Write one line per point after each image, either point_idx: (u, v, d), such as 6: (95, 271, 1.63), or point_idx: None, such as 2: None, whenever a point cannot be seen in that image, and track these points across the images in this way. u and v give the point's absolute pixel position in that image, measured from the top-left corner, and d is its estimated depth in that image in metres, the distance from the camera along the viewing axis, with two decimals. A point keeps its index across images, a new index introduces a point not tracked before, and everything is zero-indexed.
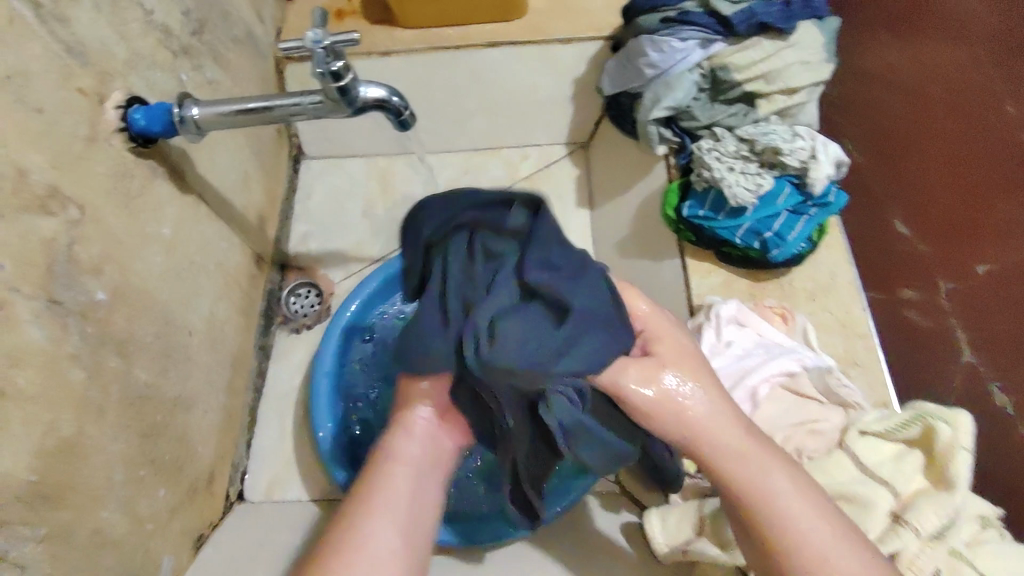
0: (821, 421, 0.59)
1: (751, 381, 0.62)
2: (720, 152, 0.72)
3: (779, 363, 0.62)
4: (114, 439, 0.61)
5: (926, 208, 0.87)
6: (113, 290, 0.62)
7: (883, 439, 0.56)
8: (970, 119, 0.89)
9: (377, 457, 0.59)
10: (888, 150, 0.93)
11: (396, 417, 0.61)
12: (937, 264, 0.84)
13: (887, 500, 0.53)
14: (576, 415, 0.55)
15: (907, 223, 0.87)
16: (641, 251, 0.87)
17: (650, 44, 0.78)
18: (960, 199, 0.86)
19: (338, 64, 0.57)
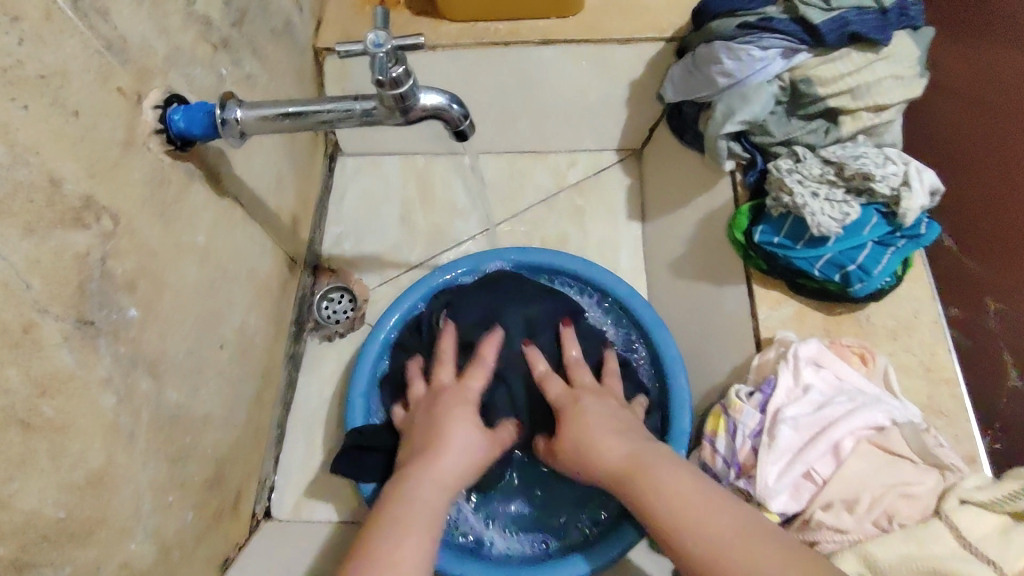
0: (914, 484, 0.53)
1: (837, 434, 0.56)
2: (801, 175, 0.66)
3: (866, 416, 0.56)
4: (143, 465, 0.57)
5: (989, 221, 0.73)
6: (146, 306, 0.58)
7: (988, 509, 0.51)
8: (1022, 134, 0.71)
9: (395, 510, 0.55)
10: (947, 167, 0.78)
11: (409, 475, 0.58)
12: (994, 283, 0.72)
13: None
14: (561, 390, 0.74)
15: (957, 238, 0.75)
16: (700, 272, 0.81)
17: (725, 51, 0.72)
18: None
19: (398, 71, 0.53)
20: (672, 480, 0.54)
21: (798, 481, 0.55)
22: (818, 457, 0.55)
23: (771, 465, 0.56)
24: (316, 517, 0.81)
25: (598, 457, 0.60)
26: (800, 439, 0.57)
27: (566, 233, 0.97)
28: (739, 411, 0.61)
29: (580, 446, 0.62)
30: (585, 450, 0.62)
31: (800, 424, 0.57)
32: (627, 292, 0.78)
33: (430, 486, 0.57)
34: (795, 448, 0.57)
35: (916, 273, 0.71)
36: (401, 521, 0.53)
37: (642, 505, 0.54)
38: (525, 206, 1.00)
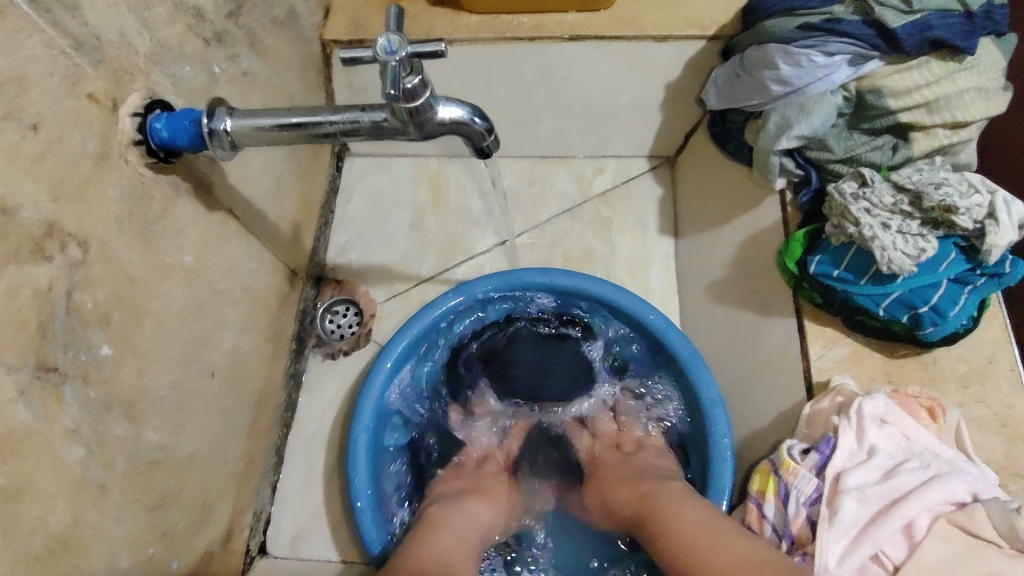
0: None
1: (910, 509, 0.48)
2: (870, 202, 0.58)
3: (943, 489, 0.49)
4: (119, 520, 0.50)
5: None
6: (122, 341, 0.51)
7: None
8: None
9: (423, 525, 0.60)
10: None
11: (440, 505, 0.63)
12: None
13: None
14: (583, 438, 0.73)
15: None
16: (740, 300, 0.73)
17: (783, 56, 0.64)
18: None
19: (413, 81, 0.45)
20: (676, 514, 0.55)
21: (866, 564, 0.49)
22: (890, 537, 0.48)
23: (828, 541, 0.49)
24: (313, 555, 0.75)
25: (612, 498, 0.63)
26: (866, 516, 0.49)
27: (591, 247, 0.89)
28: (793, 474, 0.54)
29: (598, 493, 0.64)
30: (603, 499, 0.64)
31: (866, 496, 0.50)
32: (663, 324, 0.70)
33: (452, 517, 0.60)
34: (858, 526, 0.49)
35: (990, 312, 0.63)
36: (428, 542, 0.56)
37: (654, 540, 0.56)
38: (547, 217, 0.92)
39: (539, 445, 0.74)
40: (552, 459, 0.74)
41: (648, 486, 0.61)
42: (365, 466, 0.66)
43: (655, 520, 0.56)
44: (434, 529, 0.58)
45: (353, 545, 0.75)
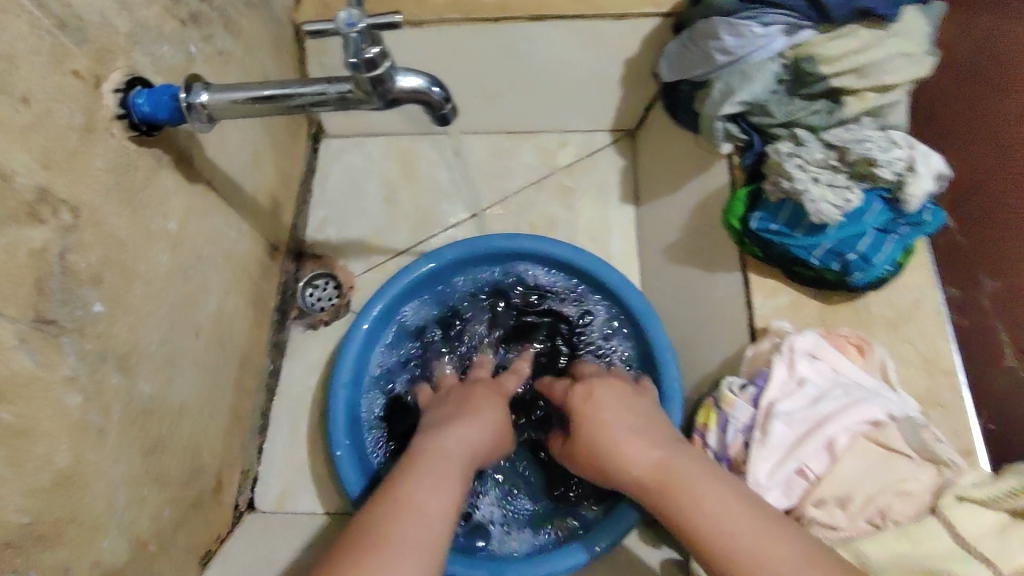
0: (909, 481, 0.52)
1: (830, 426, 0.54)
2: (802, 159, 0.63)
3: (862, 411, 0.54)
4: (115, 462, 0.55)
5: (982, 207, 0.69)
6: (114, 299, 0.55)
7: (979, 508, 0.49)
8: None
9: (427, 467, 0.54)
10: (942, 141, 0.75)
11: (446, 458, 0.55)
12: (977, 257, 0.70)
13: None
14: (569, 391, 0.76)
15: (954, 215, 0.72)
16: (691, 258, 0.79)
17: (727, 27, 0.68)
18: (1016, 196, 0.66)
19: (373, 51, 0.49)
20: (707, 491, 0.49)
21: (790, 481, 0.54)
22: (811, 454, 0.54)
23: (757, 462, 0.55)
24: (299, 508, 0.80)
25: (624, 453, 0.55)
26: (791, 437, 0.55)
27: (555, 215, 0.94)
28: (731, 406, 0.59)
29: (595, 439, 0.58)
30: (596, 445, 0.58)
31: (791, 419, 0.56)
32: (619, 280, 0.75)
33: (450, 457, 0.56)
34: (782, 449, 0.55)
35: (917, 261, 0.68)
36: (434, 496, 0.51)
37: (669, 512, 0.51)
38: (514, 188, 0.96)
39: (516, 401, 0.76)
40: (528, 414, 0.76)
41: (668, 446, 0.54)
42: (345, 420, 0.71)
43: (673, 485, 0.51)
44: (422, 474, 0.53)
45: (335, 498, 0.81)
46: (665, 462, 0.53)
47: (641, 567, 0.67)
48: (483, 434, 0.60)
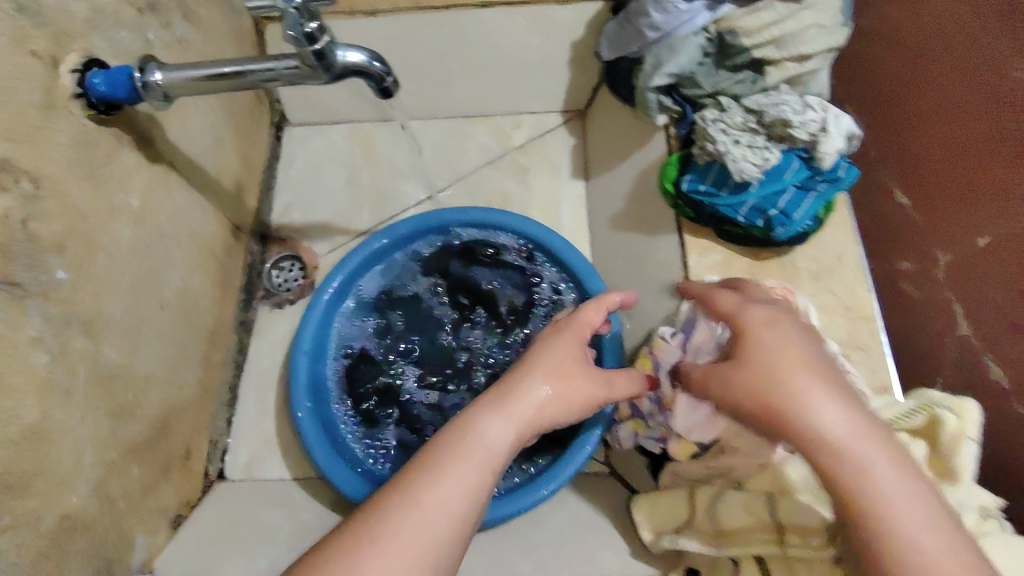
0: None
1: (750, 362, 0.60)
2: (725, 124, 0.68)
3: None
4: (82, 421, 0.59)
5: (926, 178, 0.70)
6: (78, 268, 0.58)
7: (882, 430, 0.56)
8: (967, 74, 0.65)
9: (454, 455, 0.48)
10: (887, 118, 0.76)
11: (469, 445, 0.48)
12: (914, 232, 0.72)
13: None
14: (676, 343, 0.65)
15: (909, 191, 0.73)
16: (634, 225, 0.84)
17: (654, 4, 0.73)
18: (960, 168, 0.66)
19: (312, 26, 0.53)
20: (893, 487, 0.42)
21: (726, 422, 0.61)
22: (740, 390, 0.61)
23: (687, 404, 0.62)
24: (268, 475, 0.83)
25: (803, 415, 0.45)
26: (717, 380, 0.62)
27: (509, 192, 0.99)
28: (662, 350, 0.66)
29: (768, 380, 0.46)
30: (763, 388, 0.46)
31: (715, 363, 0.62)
32: (565, 246, 0.80)
33: (493, 451, 0.49)
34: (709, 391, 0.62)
35: (839, 218, 0.73)
36: (442, 487, 0.46)
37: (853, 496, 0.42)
38: (470, 168, 1.01)
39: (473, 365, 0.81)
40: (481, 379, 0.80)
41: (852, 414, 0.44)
42: (306, 386, 0.75)
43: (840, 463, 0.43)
44: (456, 474, 0.47)
45: (303, 465, 0.84)
46: (846, 433, 0.44)
47: (590, 511, 0.71)
48: (538, 409, 0.52)
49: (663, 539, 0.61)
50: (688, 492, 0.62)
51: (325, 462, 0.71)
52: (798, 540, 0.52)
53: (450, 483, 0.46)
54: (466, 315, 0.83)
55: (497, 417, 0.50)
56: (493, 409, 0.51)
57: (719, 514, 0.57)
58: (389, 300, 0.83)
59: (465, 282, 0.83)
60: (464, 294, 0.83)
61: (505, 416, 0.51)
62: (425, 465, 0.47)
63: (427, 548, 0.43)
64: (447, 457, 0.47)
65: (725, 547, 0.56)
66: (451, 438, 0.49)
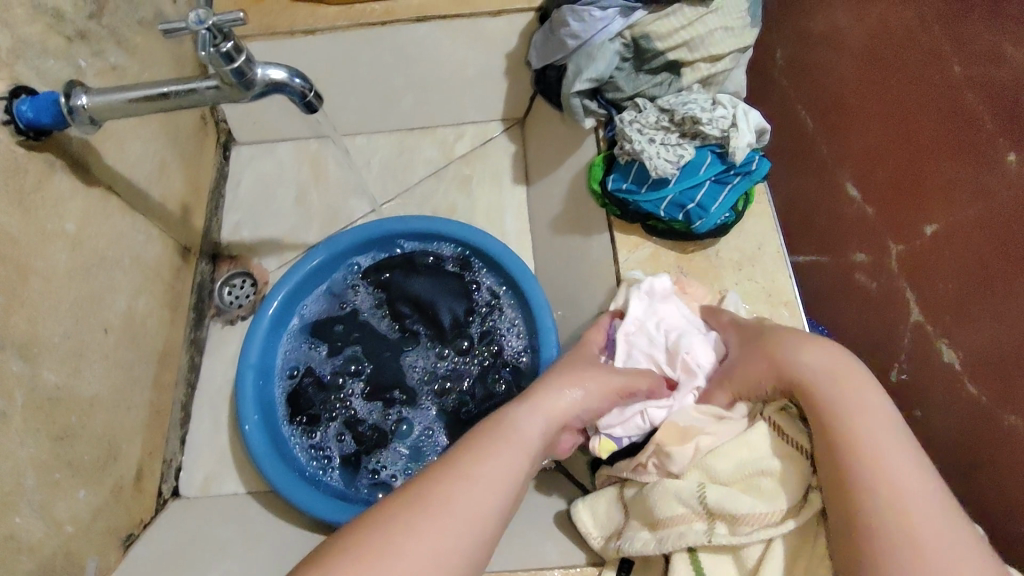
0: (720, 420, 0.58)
1: (683, 356, 0.64)
2: (641, 124, 0.72)
3: (698, 352, 0.65)
4: (21, 445, 0.59)
5: (877, 164, 0.76)
6: (10, 293, 0.59)
7: (797, 422, 0.55)
8: (913, 70, 0.74)
9: (499, 435, 0.51)
10: (837, 120, 0.82)
11: (504, 431, 0.52)
12: (862, 233, 0.76)
13: (807, 471, 0.53)
14: (640, 321, 0.67)
15: (858, 185, 0.78)
16: (571, 225, 0.86)
17: (571, 14, 0.77)
18: (907, 158, 0.73)
19: (227, 46, 0.56)
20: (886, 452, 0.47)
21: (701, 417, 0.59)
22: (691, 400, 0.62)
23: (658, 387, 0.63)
24: (223, 491, 0.83)
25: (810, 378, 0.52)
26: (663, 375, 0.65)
27: (455, 201, 1.02)
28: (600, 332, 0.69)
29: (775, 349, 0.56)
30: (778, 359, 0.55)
31: (650, 351, 0.66)
32: (500, 249, 0.82)
33: (529, 438, 0.52)
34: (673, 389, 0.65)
35: (760, 210, 0.77)
36: (487, 462, 0.48)
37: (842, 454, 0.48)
38: (415, 180, 1.04)
39: (427, 381, 0.82)
40: (433, 393, 0.81)
41: (847, 372, 0.51)
42: (253, 399, 0.76)
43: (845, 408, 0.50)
44: (501, 454, 0.49)
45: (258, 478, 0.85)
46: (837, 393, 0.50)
47: (539, 504, 0.72)
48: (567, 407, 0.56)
49: (610, 544, 0.60)
50: (619, 491, 0.62)
51: (276, 474, 0.72)
52: (728, 529, 0.53)
53: (495, 461, 0.49)
54: (410, 326, 0.83)
55: (529, 415, 0.54)
56: (526, 405, 0.55)
57: (653, 506, 0.56)
58: (332, 313, 0.85)
59: (405, 294, 0.83)
60: (407, 305, 0.83)
61: (541, 412, 0.55)
62: (475, 444, 0.50)
63: (476, 515, 0.45)
64: (492, 441, 0.50)
65: (659, 542, 0.56)
66: (494, 428, 0.52)
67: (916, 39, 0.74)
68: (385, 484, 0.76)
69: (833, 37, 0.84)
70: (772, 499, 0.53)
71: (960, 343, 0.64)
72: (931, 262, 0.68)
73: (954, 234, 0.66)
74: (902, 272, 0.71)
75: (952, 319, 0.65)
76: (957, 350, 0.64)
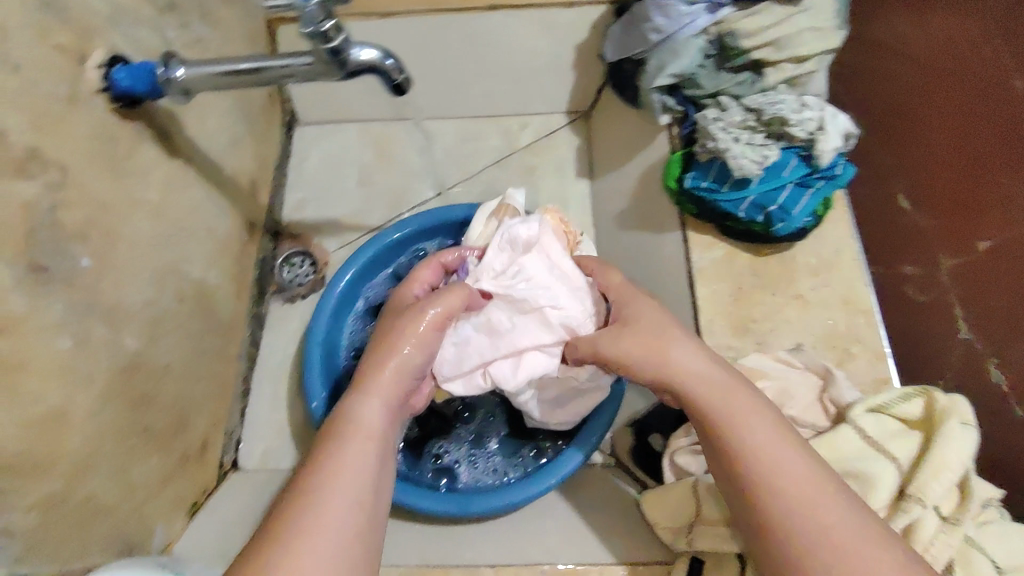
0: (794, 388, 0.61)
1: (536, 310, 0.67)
2: (725, 122, 0.71)
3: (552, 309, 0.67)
4: (103, 407, 0.59)
5: (932, 183, 0.78)
6: (100, 257, 0.59)
7: (876, 417, 0.55)
8: (943, 103, 0.82)
9: (336, 428, 0.50)
10: (900, 134, 0.82)
11: (340, 422, 0.51)
12: (917, 246, 0.76)
13: (895, 481, 0.52)
14: (491, 265, 0.70)
15: (911, 197, 0.78)
16: (640, 222, 0.85)
17: (658, 8, 0.76)
18: (965, 174, 0.78)
19: (327, 25, 0.56)
20: (777, 462, 0.46)
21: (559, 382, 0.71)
22: (532, 355, 0.67)
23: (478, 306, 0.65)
24: (281, 466, 0.84)
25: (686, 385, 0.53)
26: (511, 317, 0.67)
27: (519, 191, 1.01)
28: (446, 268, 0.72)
29: (653, 342, 0.56)
30: (666, 368, 0.55)
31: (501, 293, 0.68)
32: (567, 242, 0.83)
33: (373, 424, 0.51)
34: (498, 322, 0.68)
35: (840, 216, 0.75)
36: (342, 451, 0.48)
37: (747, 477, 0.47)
38: (479, 168, 1.03)
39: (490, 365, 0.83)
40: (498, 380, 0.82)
41: (715, 374, 0.53)
42: (320, 375, 0.77)
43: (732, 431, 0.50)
44: (352, 451, 0.48)
45: None
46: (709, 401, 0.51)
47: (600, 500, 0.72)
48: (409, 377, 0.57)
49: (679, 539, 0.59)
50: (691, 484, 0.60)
51: None
52: None
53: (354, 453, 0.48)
54: None
55: (368, 399, 0.53)
56: (364, 393, 0.54)
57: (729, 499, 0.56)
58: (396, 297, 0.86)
59: None
60: None
61: (378, 395, 0.54)
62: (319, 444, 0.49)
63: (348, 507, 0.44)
64: (337, 438, 0.49)
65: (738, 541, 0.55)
66: (335, 424, 0.51)
67: (976, 71, 0.84)
68: (450, 470, 0.78)
69: (898, 45, 0.87)
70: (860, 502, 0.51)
71: (1012, 363, 0.69)
72: (987, 281, 0.73)
73: (1009, 247, 0.74)
74: (953, 285, 0.73)
75: (1005, 338, 0.70)
76: (1008, 372, 0.69)
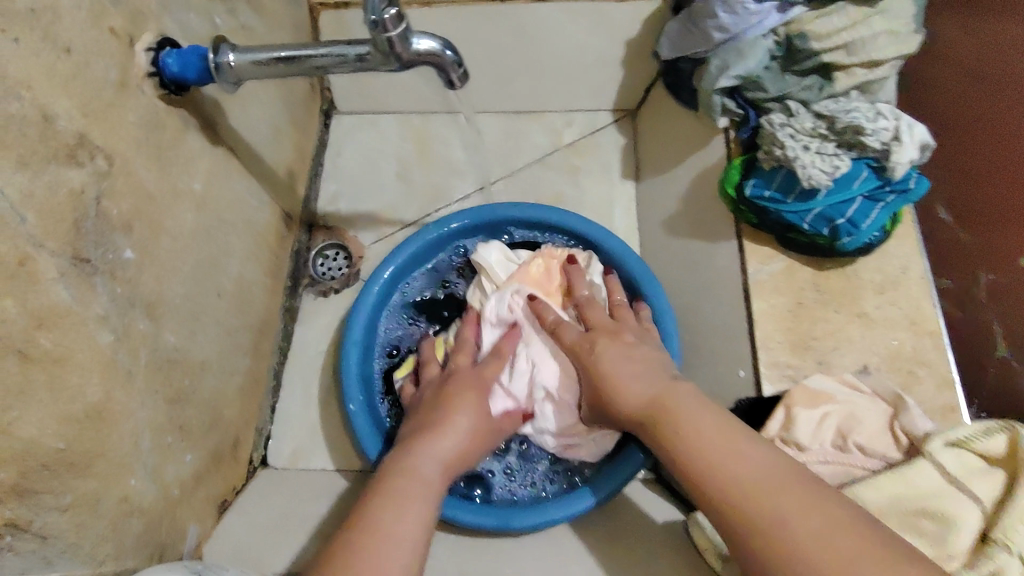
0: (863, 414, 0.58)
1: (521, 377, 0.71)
2: (793, 129, 0.67)
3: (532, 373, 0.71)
4: (142, 405, 0.57)
5: (974, 194, 0.73)
6: (142, 249, 0.57)
7: (952, 451, 0.52)
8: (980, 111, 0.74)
9: (396, 481, 0.52)
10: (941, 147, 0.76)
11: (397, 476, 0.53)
12: (967, 259, 0.71)
13: (977, 522, 0.49)
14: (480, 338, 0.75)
15: (952, 208, 0.74)
16: (692, 229, 0.82)
17: (722, 5, 0.72)
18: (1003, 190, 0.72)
19: (390, 12, 0.53)
20: (722, 454, 0.47)
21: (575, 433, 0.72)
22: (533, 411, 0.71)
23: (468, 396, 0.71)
24: (312, 465, 0.82)
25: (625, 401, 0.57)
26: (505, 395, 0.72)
27: (561, 191, 0.98)
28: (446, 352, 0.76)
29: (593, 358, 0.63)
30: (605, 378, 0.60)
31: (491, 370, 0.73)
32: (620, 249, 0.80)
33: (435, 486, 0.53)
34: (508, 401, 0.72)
35: (906, 230, 0.71)
36: (400, 506, 0.49)
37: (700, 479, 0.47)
38: (521, 165, 1.00)
39: None
40: None
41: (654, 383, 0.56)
42: (357, 376, 0.74)
43: (691, 444, 0.49)
44: (409, 506, 0.49)
45: (347, 456, 0.83)
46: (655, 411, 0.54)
47: (644, 520, 0.69)
48: (455, 445, 0.58)
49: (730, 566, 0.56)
50: None
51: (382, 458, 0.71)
52: None
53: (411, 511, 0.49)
54: None
55: (425, 460, 0.55)
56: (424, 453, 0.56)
57: None
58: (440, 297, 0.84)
59: None
60: None
61: (438, 457, 0.56)
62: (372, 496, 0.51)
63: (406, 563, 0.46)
64: (396, 491, 0.51)
65: None
66: (395, 477, 0.53)
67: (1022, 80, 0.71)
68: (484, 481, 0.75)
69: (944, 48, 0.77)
70: (938, 543, 0.49)
71: None
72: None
73: None
74: (990, 303, 0.70)
75: None
76: None
